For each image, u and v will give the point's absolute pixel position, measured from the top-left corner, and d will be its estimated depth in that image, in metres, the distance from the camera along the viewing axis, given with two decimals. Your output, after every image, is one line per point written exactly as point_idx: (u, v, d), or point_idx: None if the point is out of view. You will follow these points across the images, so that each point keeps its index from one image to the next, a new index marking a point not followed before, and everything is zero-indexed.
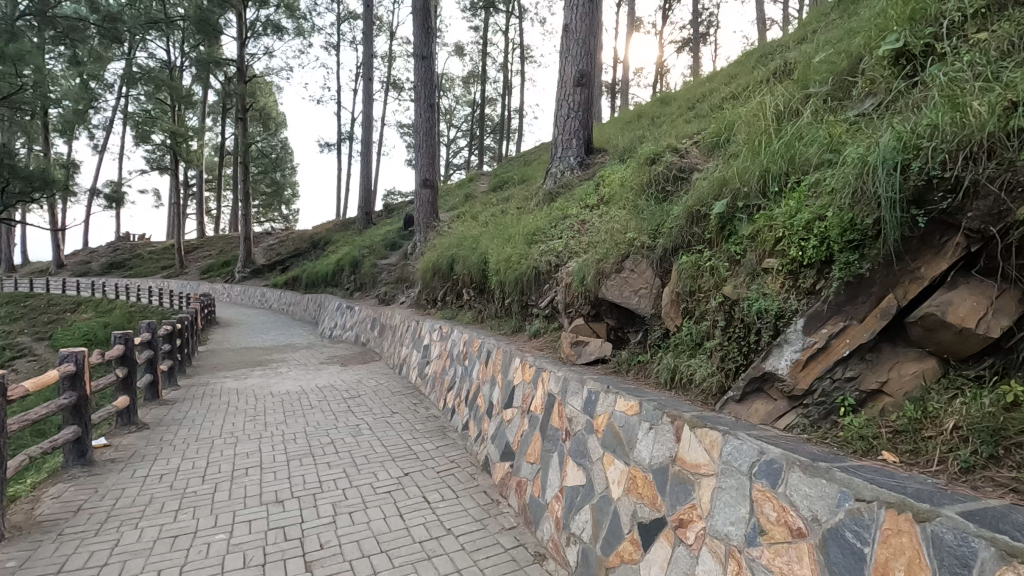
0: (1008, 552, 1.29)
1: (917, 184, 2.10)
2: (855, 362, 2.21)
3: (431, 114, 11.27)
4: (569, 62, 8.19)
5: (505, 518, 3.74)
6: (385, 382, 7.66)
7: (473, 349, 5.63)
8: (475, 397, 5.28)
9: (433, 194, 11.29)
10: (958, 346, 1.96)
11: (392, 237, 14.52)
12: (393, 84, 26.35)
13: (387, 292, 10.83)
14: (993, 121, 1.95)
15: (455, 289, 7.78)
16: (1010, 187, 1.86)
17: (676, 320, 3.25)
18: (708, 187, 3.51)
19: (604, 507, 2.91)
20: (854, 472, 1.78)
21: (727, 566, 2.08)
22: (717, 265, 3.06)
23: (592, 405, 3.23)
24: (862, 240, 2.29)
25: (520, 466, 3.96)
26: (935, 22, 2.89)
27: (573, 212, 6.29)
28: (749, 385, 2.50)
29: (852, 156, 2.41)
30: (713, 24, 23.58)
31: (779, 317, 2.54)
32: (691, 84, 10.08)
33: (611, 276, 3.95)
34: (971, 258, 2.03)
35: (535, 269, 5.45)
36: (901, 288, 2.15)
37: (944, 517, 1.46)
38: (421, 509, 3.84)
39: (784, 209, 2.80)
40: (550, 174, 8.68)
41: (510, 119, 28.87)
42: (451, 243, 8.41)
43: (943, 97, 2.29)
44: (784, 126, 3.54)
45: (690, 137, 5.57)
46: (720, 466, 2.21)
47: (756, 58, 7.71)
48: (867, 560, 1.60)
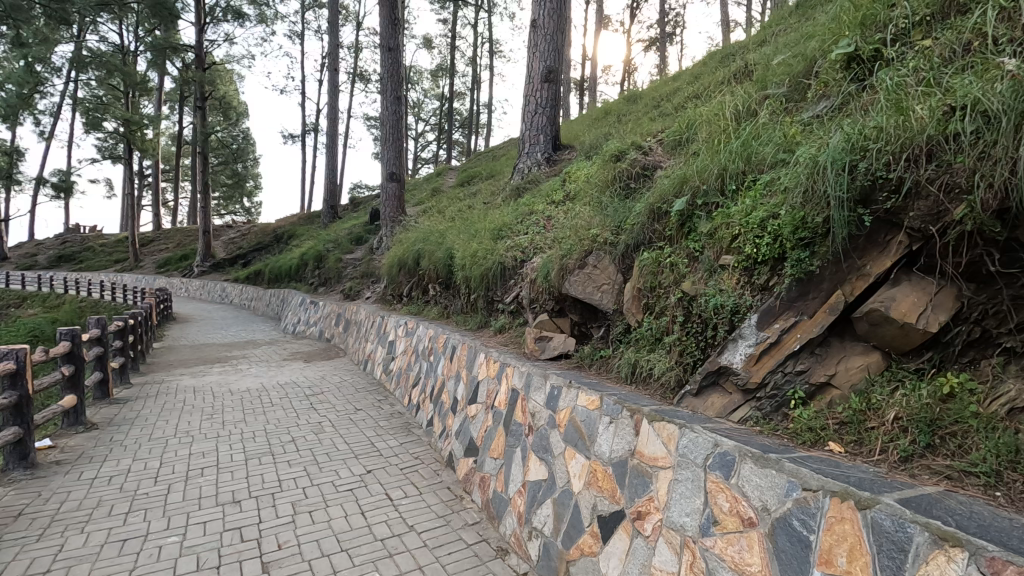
0: (940, 536, 1.37)
1: (863, 184, 2.18)
2: (805, 356, 2.28)
3: (398, 107, 11.09)
4: (537, 58, 8.17)
5: (468, 514, 3.73)
6: (349, 379, 7.52)
7: (438, 345, 5.61)
8: (439, 393, 5.26)
9: (399, 188, 11.15)
10: (899, 341, 2.04)
11: (357, 231, 14.28)
12: (359, 75, 25.77)
13: (352, 286, 10.66)
14: (933, 124, 2.01)
15: (421, 284, 7.71)
16: (948, 189, 1.94)
17: (637, 315, 3.28)
18: (670, 185, 3.57)
19: (566, 500, 2.94)
20: (802, 462, 1.84)
21: (682, 557, 2.12)
22: (676, 262, 3.11)
23: (554, 400, 3.26)
24: (813, 238, 2.37)
25: (484, 462, 3.96)
26: (883, 29, 3.01)
27: (539, 207, 6.30)
28: (705, 379, 2.55)
29: (804, 156, 2.47)
30: (680, 24, 23.78)
31: (735, 313, 2.60)
32: (657, 83, 10.18)
33: (575, 272, 3.97)
34: (913, 256, 2.10)
35: (500, 264, 5.44)
36: (849, 284, 2.22)
37: (884, 504, 1.52)
38: (383, 507, 3.80)
39: (739, 208, 2.86)
40: (517, 170, 8.68)
41: (479, 114, 28.60)
42: (417, 238, 8.31)
43: (890, 100, 2.36)
44: (743, 126, 3.62)
45: (655, 135, 5.63)
46: (677, 458, 2.26)
47: (720, 58, 7.86)
48: (812, 548, 1.66)
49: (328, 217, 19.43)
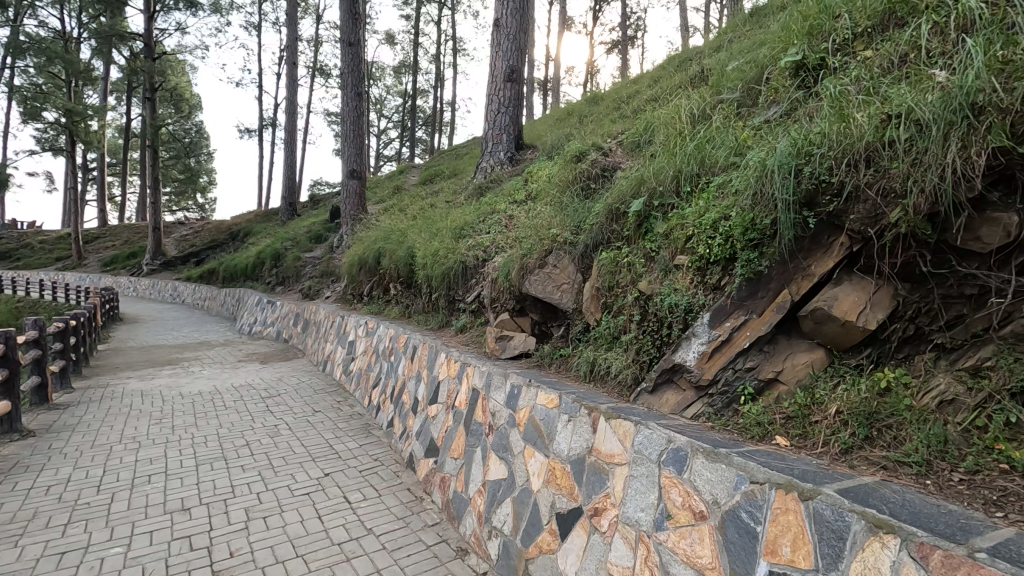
0: (875, 524, 1.44)
1: (808, 188, 2.25)
2: (754, 353, 2.36)
3: (359, 103, 10.88)
4: (499, 57, 8.15)
5: (428, 515, 3.70)
6: (308, 380, 7.35)
7: (398, 345, 5.54)
8: (400, 394, 5.20)
9: (360, 185, 10.97)
10: (841, 338, 2.14)
11: (316, 229, 13.95)
12: (319, 69, 25.16)
13: (311, 286, 10.42)
14: (872, 131, 2.09)
15: (383, 284, 7.61)
16: (885, 193, 2.03)
17: (596, 314, 3.32)
18: (628, 186, 3.63)
19: (525, 499, 2.95)
20: (750, 456, 1.90)
21: (637, 552, 2.16)
22: (634, 261, 3.16)
23: (514, 400, 3.27)
24: (761, 239, 2.44)
25: (444, 462, 3.94)
26: (829, 40, 3.14)
27: (501, 207, 6.31)
28: (660, 376, 2.60)
29: (754, 159, 2.55)
30: (641, 28, 24.19)
31: (688, 311, 2.66)
32: (618, 85, 10.33)
33: (535, 271, 3.99)
34: (853, 257, 2.20)
35: (462, 263, 5.42)
36: (795, 284, 2.30)
37: (824, 495, 1.59)
38: (341, 510, 3.73)
39: (693, 209, 2.93)
40: (480, 169, 8.67)
41: (443, 112, 28.37)
42: (378, 237, 8.18)
43: (833, 107, 2.45)
44: (697, 129, 3.71)
45: (615, 137, 5.72)
46: (633, 454, 2.30)
47: (679, 63, 8.03)
48: (758, 538, 1.72)
49: (286, 215, 18.93)
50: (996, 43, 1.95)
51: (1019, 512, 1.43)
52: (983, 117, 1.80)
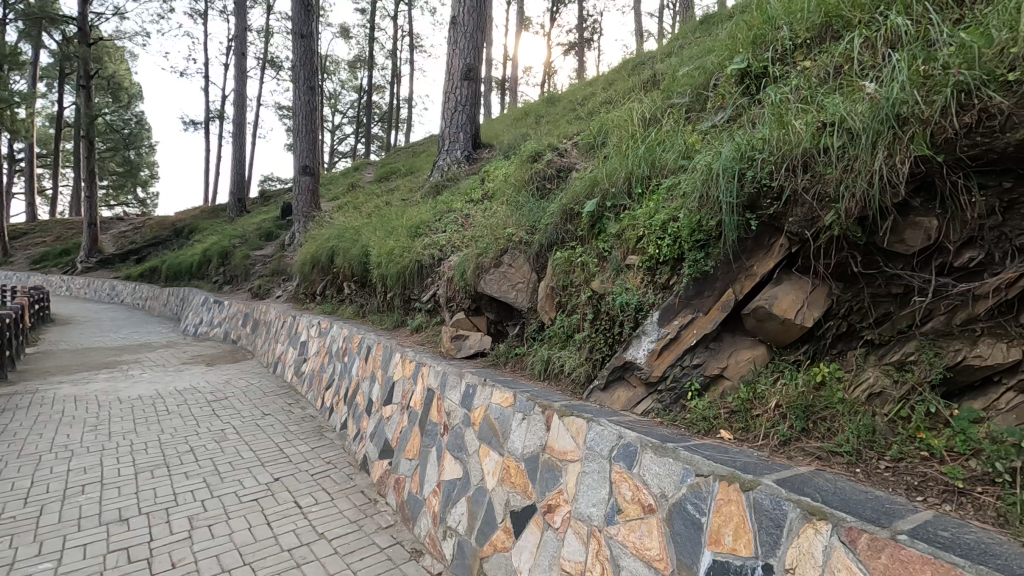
0: (810, 511, 1.52)
1: (751, 191, 2.34)
2: (700, 350, 2.43)
3: (312, 96, 10.58)
4: (456, 55, 8.09)
5: (382, 517, 3.65)
6: (258, 383, 7.12)
7: (352, 345, 5.44)
8: (354, 395, 5.10)
9: (313, 182, 10.69)
10: (781, 334, 2.24)
11: (267, 226, 13.50)
12: (270, 61, 24.32)
13: (261, 285, 10.08)
14: (809, 137, 2.18)
15: (336, 283, 7.45)
16: (820, 198, 2.12)
17: (550, 313, 3.36)
18: (582, 187, 3.68)
19: (479, 498, 2.95)
20: (695, 450, 1.97)
21: (589, 546, 2.20)
22: (587, 261, 3.21)
23: (469, 399, 3.27)
24: (707, 240, 2.52)
25: (399, 463, 3.89)
26: (771, 50, 3.28)
27: (458, 205, 6.28)
28: (612, 374, 2.66)
29: (701, 163, 2.63)
30: (597, 31, 24.49)
31: (639, 310, 2.73)
32: (574, 87, 10.45)
33: (490, 270, 3.99)
34: (792, 258, 2.31)
35: (417, 262, 5.36)
36: (738, 284, 2.39)
37: (764, 485, 1.67)
38: (292, 515, 3.63)
39: (644, 210, 3.00)
40: (436, 167, 8.60)
41: (400, 109, 27.98)
42: (332, 234, 7.99)
43: (773, 115, 2.56)
44: (649, 132, 3.80)
45: (570, 138, 5.78)
46: (585, 451, 2.34)
47: (633, 66, 8.20)
48: (703, 529, 1.78)
49: (235, 211, 18.22)
50: (918, 57, 2.08)
51: (937, 495, 1.55)
52: (906, 127, 1.90)
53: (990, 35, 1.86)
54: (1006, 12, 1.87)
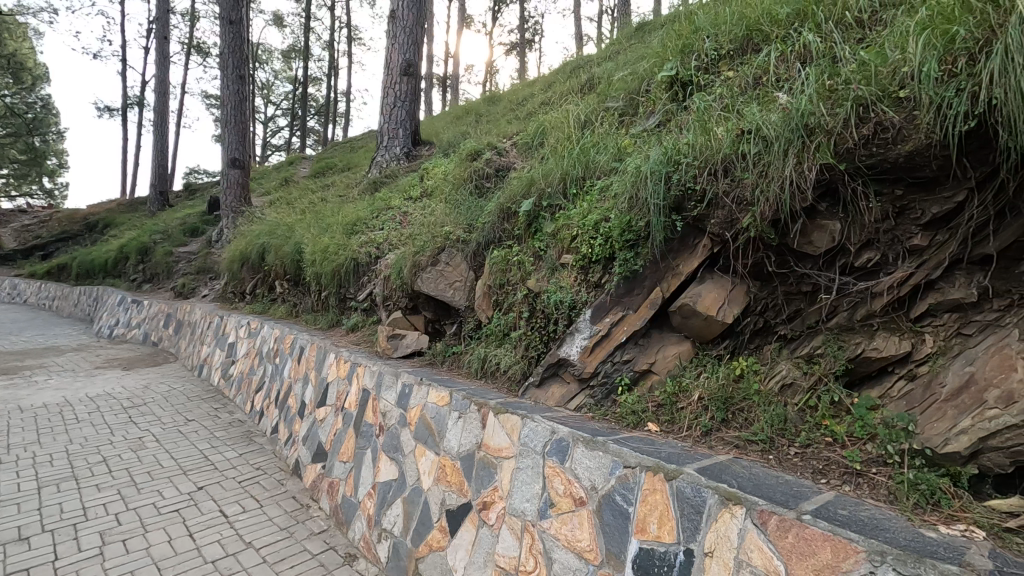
0: (726, 497, 1.62)
1: (677, 194, 2.44)
2: (630, 346, 2.51)
3: (241, 86, 10.05)
4: (395, 50, 7.94)
5: (315, 523, 3.54)
6: (181, 387, 6.71)
7: (285, 346, 5.25)
8: (286, 397, 4.92)
9: (243, 175, 10.19)
10: (704, 331, 2.35)
11: (192, 221, 12.73)
12: (196, 46, 22.92)
13: (185, 283, 9.51)
14: (729, 144, 2.30)
15: (268, 281, 7.16)
16: (739, 201, 2.25)
17: (487, 311, 3.37)
18: (519, 186, 3.72)
19: (415, 498, 2.93)
20: (624, 443, 2.03)
21: (522, 541, 2.23)
22: (523, 260, 3.24)
23: (405, 399, 3.23)
24: (637, 240, 2.60)
25: (333, 466, 3.79)
26: (698, 59, 3.43)
27: (396, 203, 6.18)
28: (546, 371, 2.70)
29: (631, 166, 2.72)
30: (538, 32, 24.64)
31: (572, 308, 2.78)
32: (515, 87, 10.49)
33: (427, 269, 3.95)
34: (714, 257, 2.43)
35: (354, 260, 5.23)
36: (666, 282, 2.49)
37: (685, 474, 1.75)
38: (216, 525, 3.45)
39: (577, 210, 3.07)
40: (375, 164, 8.41)
41: (337, 102, 27.17)
42: (263, 230, 7.64)
43: (698, 121, 2.68)
44: (584, 134, 3.88)
45: (510, 138, 5.81)
46: (519, 447, 2.37)
47: (571, 69, 8.34)
48: (630, 519, 1.85)
49: (156, 205, 17.05)
50: (824, 73, 2.24)
51: (839, 477, 1.69)
52: (813, 137, 2.04)
53: (886, 55, 2.03)
54: (898, 34, 2.05)
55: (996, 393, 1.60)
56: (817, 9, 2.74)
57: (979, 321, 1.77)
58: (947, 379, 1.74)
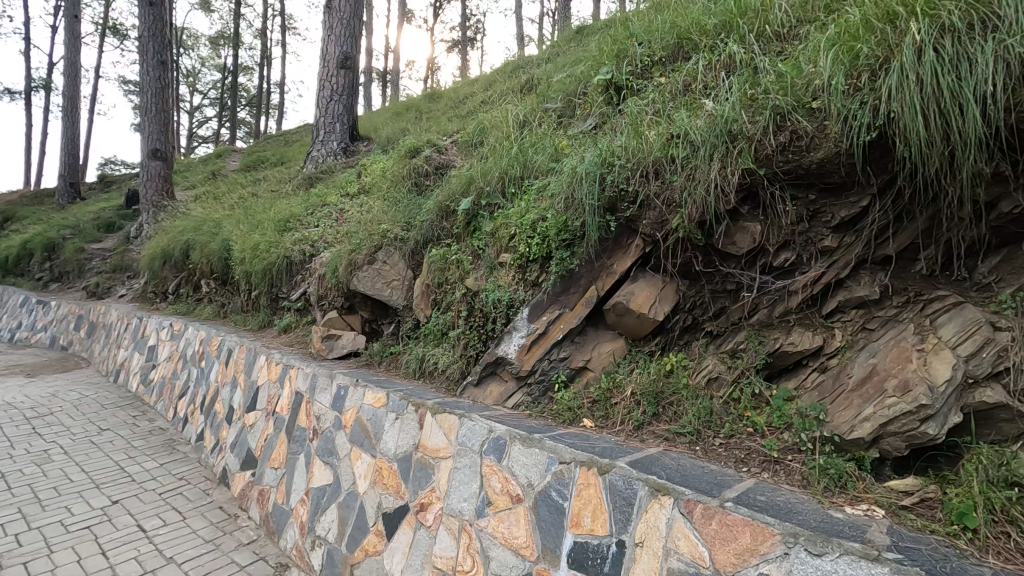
0: (656, 489, 1.67)
1: (611, 194, 2.50)
2: (566, 344, 2.55)
3: (164, 72, 9.38)
4: (332, 42, 7.69)
5: (243, 534, 3.38)
6: (93, 394, 6.21)
7: (211, 348, 4.99)
8: (212, 402, 4.67)
9: (165, 167, 9.57)
10: (636, 328, 2.42)
11: (106, 215, 11.79)
12: (111, 27, 21.24)
13: (99, 282, 8.81)
14: (660, 147, 2.37)
15: (193, 280, 6.77)
16: (669, 203, 2.33)
17: (426, 310, 3.33)
18: (458, 185, 3.70)
19: (350, 503, 2.85)
20: (560, 439, 2.07)
21: (460, 540, 2.22)
22: (461, 259, 3.22)
23: (341, 401, 3.14)
24: (573, 239, 2.64)
25: (263, 473, 3.63)
26: (633, 64, 3.54)
27: (332, 199, 6.00)
28: (484, 370, 2.71)
29: (568, 167, 2.76)
30: (480, 31, 24.53)
31: (510, 306, 2.79)
32: (456, 85, 10.42)
33: (363, 268, 3.85)
34: (646, 257, 2.50)
35: (287, 258, 5.02)
36: (600, 281, 2.55)
37: (618, 467, 1.80)
38: (133, 541, 3.23)
39: (515, 209, 3.08)
40: (310, 159, 8.12)
41: (270, 93, 26.00)
42: (187, 226, 7.19)
43: (632, 124, 2.76)
44: (524, 134, 3.91)
45: (450, 135, 5.77)
46: (457, 447, 2.36)
47: (512, 69, 8.39)
48: (565, 513, 1.88)
49: (65, 198, 15.68)
50: (746, 82, 2.36)
51: (759, 465, 1.79)
52: (736, 143, 2.15)
53: (801, 67, 2.16)
54: (811, 48, 2.19)
55: (895, 382, 1.75)
56: (742, 21, 2.88)
57: (881, 316, 1.93)
58: (853, 370, 1.88)
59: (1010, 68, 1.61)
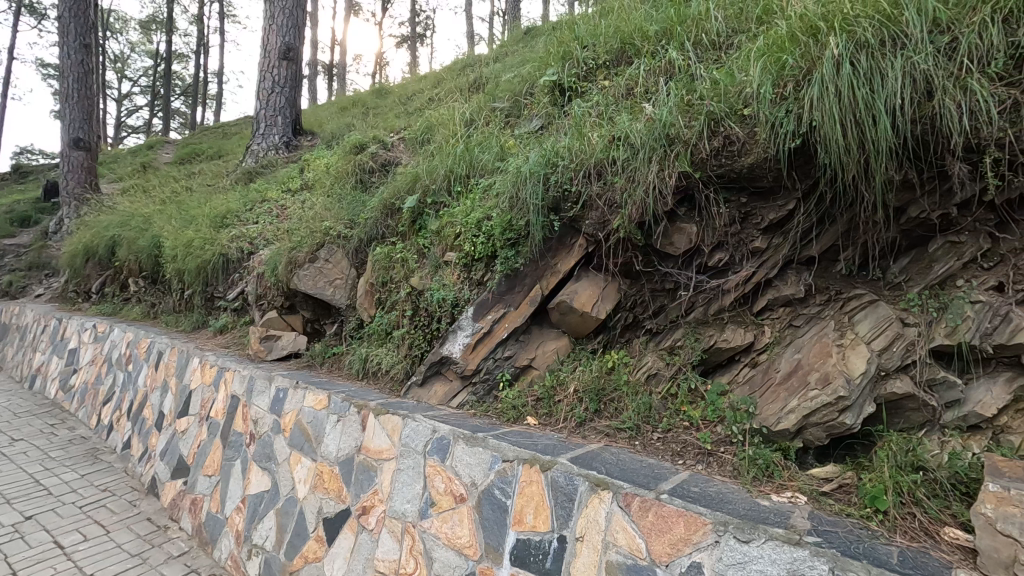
0: (596, 484, 1.71)
1: (555, 195, 2.53)
2: (511, 343, 2.56)
3: (87, 56, 8.75)
4: (273, 32, 7.38)
5: (173, 545, 3.20)
6: (5, 402, 5.73)
7: (139, 351, 4.71)
8: (140, 408, 4.41)
9: (89, 158, 8.92)
10: (580, 326, 2.46)
11: (20, 208, 10.88)
12: (26, 5, 19.58)
13: (12, 281, 8.13)
14: (602, 149, 2.42)
15: (120, 279, 6.37)
16: (611, 204, 2.38)
17: (370, 310, 3.27)
18: (403, 182, 3.65)
19: (289, 509, 2.76)
20: (503, 437, 2.07)
21: (403, 543, 2.19)
22: (406, 257, 3.18)
23: (280, 403, 3.03)
24: (517, 238, 2.64)
25: (196, 481, 3.46)
26: (578, 67, 3.59)
27: (272, 195, 5.78)
28: (429, 370, 2.69)
29: (513, 166, 2.77)
30: (429, 27, 24.21)
31: (455, 305, 2.77)
32: (404, 82, 10.26)
33: (304, 266, 3.72)
34: (589, 256, 2.55)
35: (223, 255, 4.80)
36: (545, 280, 2.58)
37: (559, 464, 1.82)
38: (49, 559, 3.00)
39: (461, 208, 3.06)
40: (250, 152, 7.80)
41: (208, 83, 24.76)
42: (112, 220, 6.73)
43: (576, 126, 2.79)
44: (471, 133, 3.89)
45: (398, 132, 5.67)
46: (400, 448, 2.32)
47: (461, 67, 8.34)
48: (508, 511, 1.89)
49: None
50: (683, 88, 2.44)
51: (694, 457, 1.86)
52: (673, 146, 2.22)
53: (733, 75, 2.25)
54: (742, 58, 2.29)
55: (817, 375, 1.85)
56: (680, 29, 2.97)
57: (805, 314, 2.05)
58: (781, 365, 1.98)
59: (916, 84, 1.74)
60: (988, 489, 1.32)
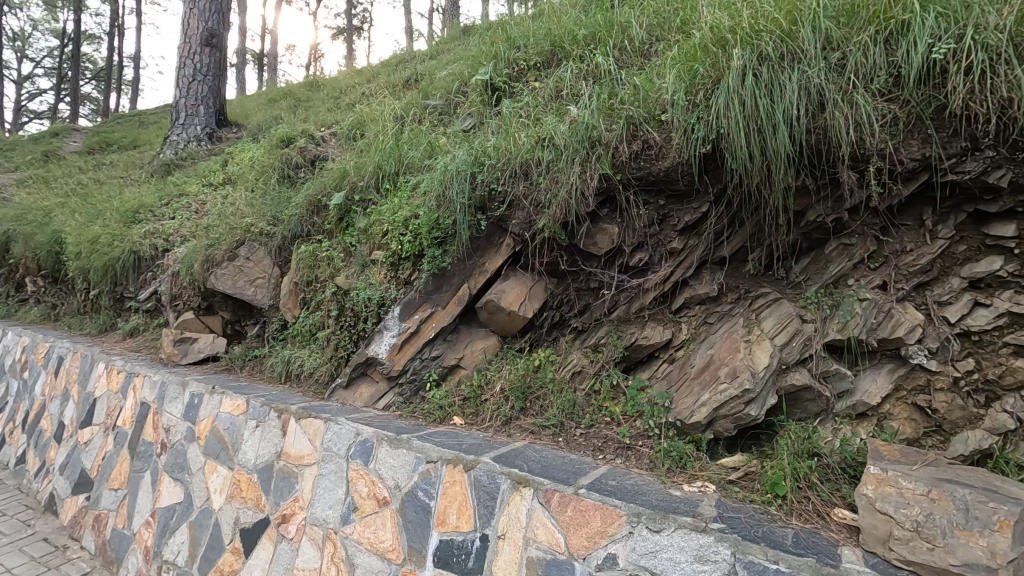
0: (518, 481, 1.72)
1: (482, 194, 2.53)
2: (438, 342, 2.54)
3: None
4: (194, 17, 6.92)
5: (73, 566, 2.96)
6: None
7: (37, 356, 4.31)
8: (37, 419, 4.04)
9: None
10: (508, 325, 2.48)
11: None
12: None
13: None
14: (529, 149, 2.44)
15: (16, 279, 5.80)
16: (537, 204, 2.41)
17: (294, 311, 3.15)
18: (331, 178, 3.54)
19: (204, 521, 2.61)
20: (427, 438, 2.05)
21: (324, 550, 2.12)
22: (332, 255, 3.08)
23: (193, 410, 2.86)
24: (445, 237, 2.61)
25: (101, 496, 3.21)
26: (510, 68, 3.60)
27: (191, 189, 5.45)
28: (355, 371, 2.63)
29: (440, 165, 2.74)
30: (367, 20, 23.61)
31: (381, 305, 2.71)
32: (339, 75, 9.95)
33: (222, 265, 3.51)
34: (516, 256, 2.56)
35: (134, 253, 4.45)
36: (473, 279, 2.57)
37: (482, 463, 1.82)
38: None
39: (389, 206, 2.99)
40: (168, 143, 7.32)
41: (123, 68, 23.00)
42: (6, 214, 6.12)
43: (504, 126, 2.81)
44: (402, 129, 3.82)
45: (329, 127, 5.49)
46: (322, 452, 2.25)
47: (397, 62, 8.18)
48: (431, 512, 1.87)
49: None
50: (606, 92, 2.50)
51: (613, 451, 1.93)
52: (595, 148, 2.26)
53: (652, 81, 2.33)
54: (660, 65, 2.38)
55: (726, 369, 1.95)
56: (607, 34, 3.05)
57: (718, 311, 2.16)
58: (695, 360, 2.07)
59: (811, 96, 1.87)
60: (869, 471, 1.44)
